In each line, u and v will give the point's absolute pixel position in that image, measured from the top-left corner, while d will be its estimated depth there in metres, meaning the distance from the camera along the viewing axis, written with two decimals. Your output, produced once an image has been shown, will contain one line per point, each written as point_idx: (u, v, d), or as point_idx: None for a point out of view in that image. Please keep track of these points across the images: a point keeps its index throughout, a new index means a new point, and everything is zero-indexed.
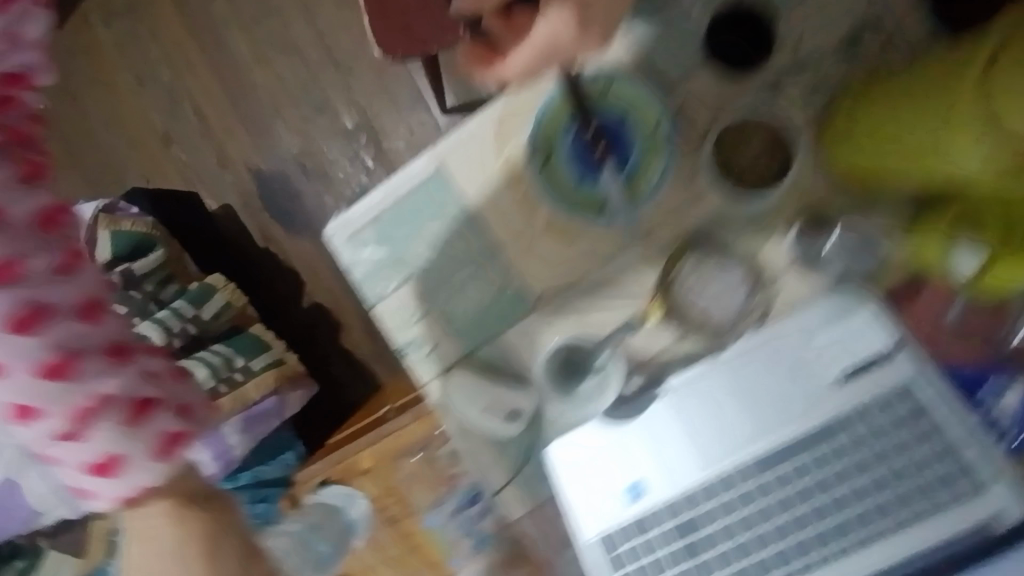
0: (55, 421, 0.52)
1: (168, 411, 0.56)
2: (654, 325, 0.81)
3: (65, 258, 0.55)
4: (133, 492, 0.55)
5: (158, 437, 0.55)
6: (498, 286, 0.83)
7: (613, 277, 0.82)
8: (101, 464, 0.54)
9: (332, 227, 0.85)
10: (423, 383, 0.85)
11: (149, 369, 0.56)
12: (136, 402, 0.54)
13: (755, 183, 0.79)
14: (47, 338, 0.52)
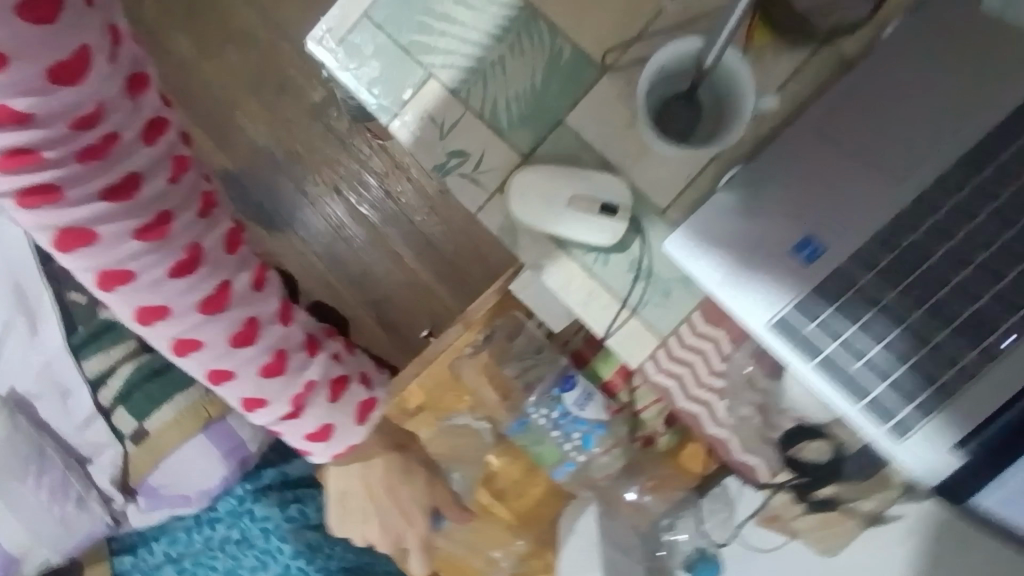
0: (274, 399, 0.72)
1: (364, 394, 0.85)
2: (762, 55, 0.62)
3: (282, 311, 0.70)
4: (336, 450, 0.86)
5: (362, 405, 0.84)
6: (549, 57, 0.64)
7: (692, 9, 0.62)
8: (294, 416, 0.76)
9: (316, 31, 0.64)
10: (479, 210, 0.65)
11: (331, 364, 0.79)
12: (317, 386, 0.76)
13: None
14: (292, 373, 0.72)
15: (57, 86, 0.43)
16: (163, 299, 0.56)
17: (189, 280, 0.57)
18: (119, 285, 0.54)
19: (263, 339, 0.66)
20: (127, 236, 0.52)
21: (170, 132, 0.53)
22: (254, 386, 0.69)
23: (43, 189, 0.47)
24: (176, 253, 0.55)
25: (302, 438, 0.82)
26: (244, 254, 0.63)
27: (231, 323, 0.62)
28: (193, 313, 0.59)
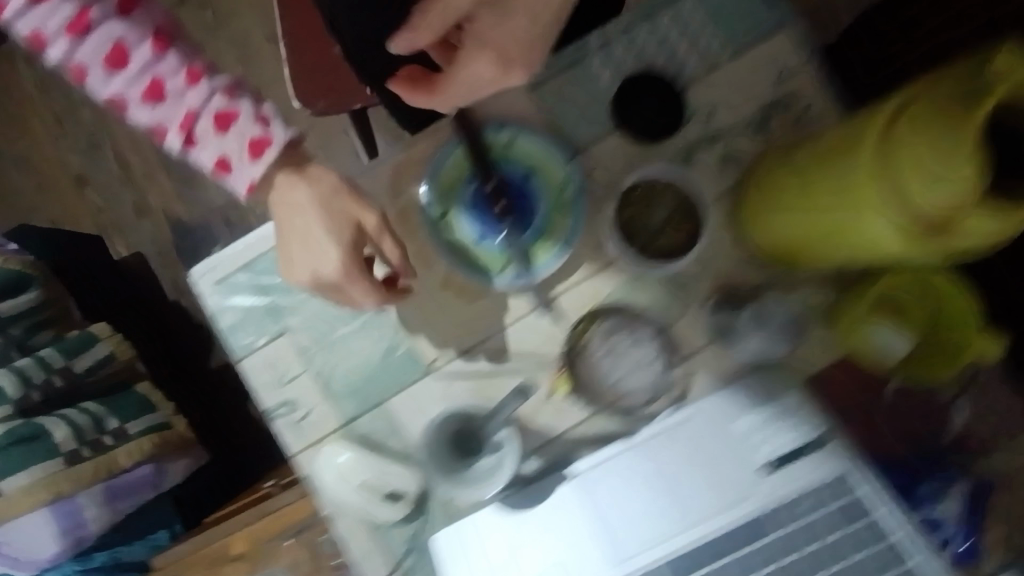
0: (170, 125, 0.63)
1: (279, 134, 0.64)
2: (558, 399, 0.72)
3: (155, 39, 0.62)
4: (257, 177, 0.65)
5: (256, 121, 0.64)
6: (387, 345, 0.73)
7: (514, 342, 0.72)
8: (214, 161, 0.64)
9: (202, 267, 0.75)
10: (293, 454, 0.73)
11: (221, 88, 0.64)
12: (229, 113, 0.63)
13: (660, 251, 0.71)
14: (172, 94, 0.63)
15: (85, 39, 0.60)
16: (163, 85, 0.62)
17: (140, 60, 0.62)
18: (156, 100, 0.63)
19: (138, 65, 0.62)
20: (125, 64, 0.61)
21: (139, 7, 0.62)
22: (156, 115, 0.63)
23: None
24: (131, 70, 0.61)
25: (240, 178, 0.65)
26: (241, 133, 0.64)
27: (107, 40, 0.60)
28: (107, 74, 0.61)
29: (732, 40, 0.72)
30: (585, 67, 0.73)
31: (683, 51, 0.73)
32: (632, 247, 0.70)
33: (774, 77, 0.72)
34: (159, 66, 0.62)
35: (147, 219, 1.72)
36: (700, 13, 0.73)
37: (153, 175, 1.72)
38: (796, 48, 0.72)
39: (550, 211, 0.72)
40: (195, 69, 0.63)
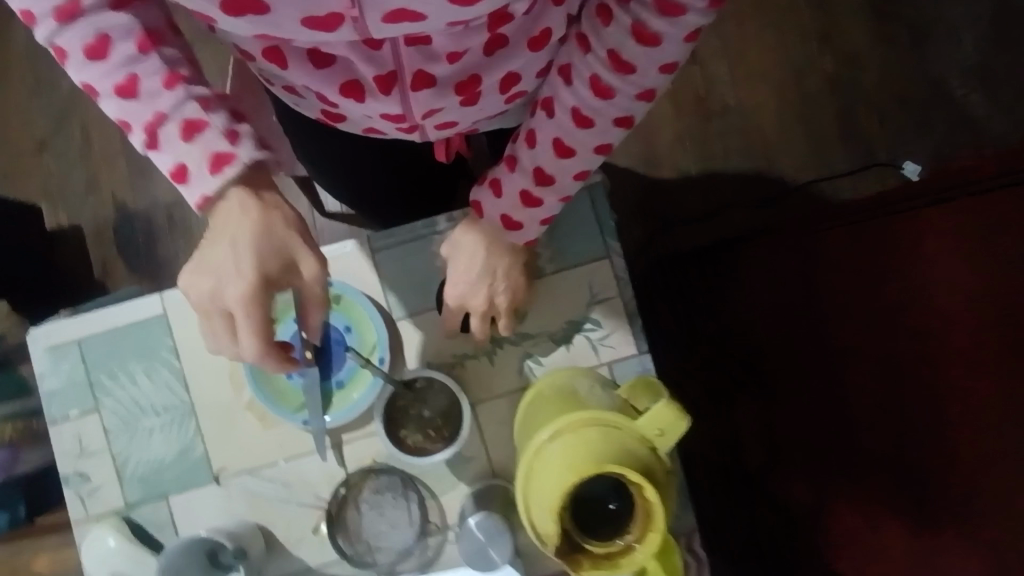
0: (151, 138, 0.55)
1: (245, 153, 0.54)
2: (321, 535, 0.78)
3: (138, 35, 0.53)
4: (211, 190, 0.55)
5: (225, 135, 0.54)
6: (184, 446, 0.80)
7: (296, 473, 0.79)
8: (172, 170, 0.55)
9: (41, 329, 0.81)
10: (74, 520, 0.80)
11: (197, 94, 0.55)
12: (193, 121, 0.54)
13: (418, 446, 0.75)
14: (127, 69, 0.53)
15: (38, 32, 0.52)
16: (105, 81, 0.53)
17: (119, 61, 0.53)
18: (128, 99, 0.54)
19: (115, 52, 0.53)
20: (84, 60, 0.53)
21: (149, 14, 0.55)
22: (120, 107, 0.54)
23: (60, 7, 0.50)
24: (108, 51, 0.52)
25: (195, 190, 0.56)
26: (221, 141, 0.54)
27: (84, 29, 0.52)
28: (84, 59, 0.52)
29: (559, 258, 0.80)
30: (425, 245, 0.81)
31: None
32: (393, 432, 0.76)
33: (587, 299, 0.79)
34: (141, 77, 0.53)
35: (95, 192, 1.59)
36: None
37: (112, 157, 1.59)
38: (613, 281, 0.79)
39: (356, 370, 0.79)
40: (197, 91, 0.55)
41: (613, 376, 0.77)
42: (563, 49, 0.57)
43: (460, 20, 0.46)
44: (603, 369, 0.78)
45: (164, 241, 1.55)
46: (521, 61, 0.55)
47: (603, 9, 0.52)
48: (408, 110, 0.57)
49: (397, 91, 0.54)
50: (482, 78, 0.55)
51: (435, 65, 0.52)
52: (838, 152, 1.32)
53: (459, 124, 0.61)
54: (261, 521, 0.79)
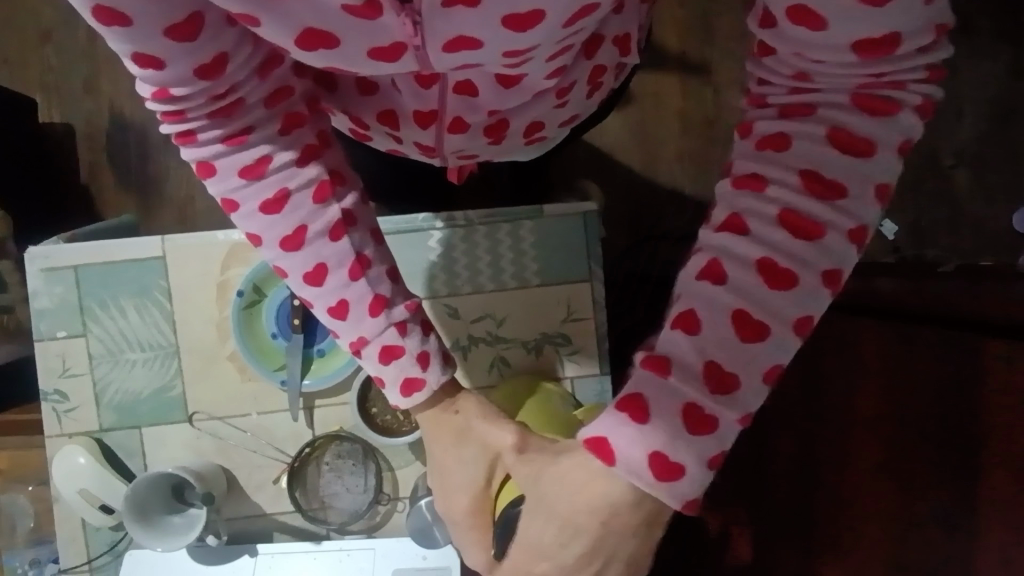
0: (292, 273, 0.53)
1: (394, 316, 0.54)
2: (281, 487, 0.84)
3: (318, 184, 0.52)
4: (385, 375, 0.55)
5: (418, 360, 0.54)
6: (163, 384, 0.84)
7: (266, 425, 0.84)
8: (332, 305, 0.53)
9: (39, 249, 0.83)
10: (48, 434, 0.84)
11: (361, 244, 0.53)
12: (381, 296, 0.53)
13: (386, 427, 0.82)
14: (313, 249, 0.52)
15: (155, 100, 0.47)
16: (258, 226, 0.51)
17: (269, 183, 0.51)
18: (275, 215, 0.51)
19: (294, 212, 0.51)
20: (234, 173, 0.50)
21: (293, 96, 0.52)
22: (301, 288, 0.53)
23: (148, 59, 0.44)
24: (269, 185, 0.51)
25: (351, 330, 0.54)
26: (375, 277, 0.53)
27: (249, 153, 0.50)
28: (255, 214, 0.51)
29: (546, 271, 0.85)
30: (423, 237, 0.85)
31: (506, 264, 0.85)
32: (364, 409, 0.82)
33: (564, 315, 0.85)
34: (296, 212, 0.51)
35: (91, 95, 1.47)
36: (531, 239, 0.85)
37: (113, 56, 1.46)
38: (590, 303, 0.84)
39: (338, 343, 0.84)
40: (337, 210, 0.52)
41: (573, 391, 0.84)
42: (587, 101, 0.64)
43: (516, 52, 0.48)
44: (565, 381, 0.84)
45: (156, 156, 1.46)
46: (545, 108, 0.60)
47: (601, 68, 0.59)
48: (439, 145, 0.63)
49: (434, 128, 0.60)
50: (510, 122, 0.61)
51: (473, 115, 0.58)
52: None
53: (480, 156, 0.67)
54: (225, 463, 0.84)
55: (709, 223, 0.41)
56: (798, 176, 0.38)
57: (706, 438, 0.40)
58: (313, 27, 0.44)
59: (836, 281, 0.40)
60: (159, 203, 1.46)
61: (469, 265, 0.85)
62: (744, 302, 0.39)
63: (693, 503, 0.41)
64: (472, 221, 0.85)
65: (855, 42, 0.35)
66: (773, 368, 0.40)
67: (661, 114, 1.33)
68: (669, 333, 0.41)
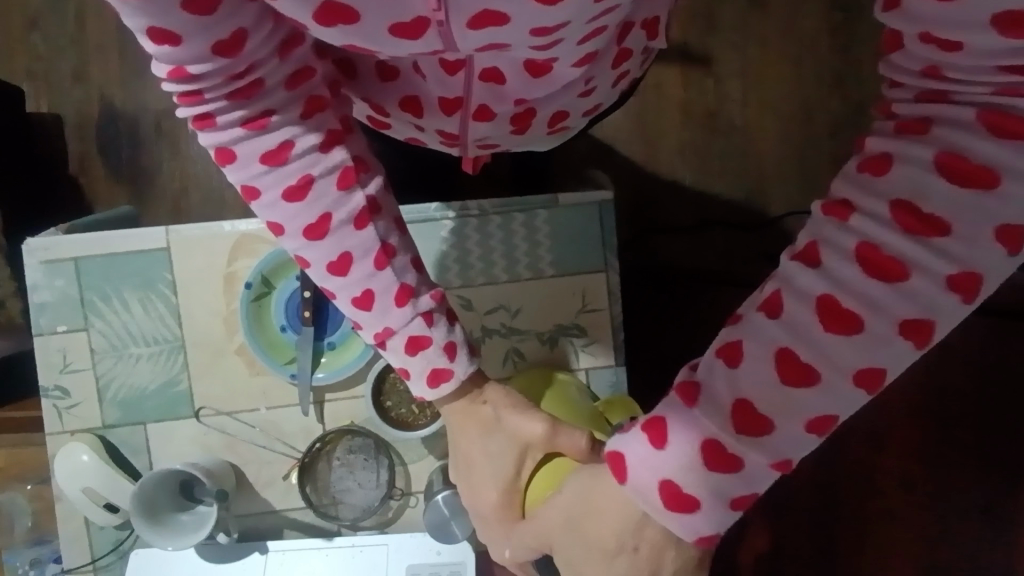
0: (315, 263, 0.51)
1: (421, 305, 0.52)
2: (290, 483, 0.82)
3: (342, 171, 0.50)
4: (409, 368, 0.54)
5: (445, 351, 0.53)
6: (168, 379, 0.82)
7: (276, 420, 0.82)
8: (357, 296, 0.52)
9: (38, 240, 0.81)
10: (48, 431, 0.82)
11: (385, 233, 0.51)
12: (407, 286, 0.52)
13: (401, 422, 0.81)
14: (337, 238, 0.50)
15: (172, 79, 0.44)
16: (280, 216, 0.50)
17: (291, 171, 0.48)
18: (299, 204, 0.49)
19: (318, 201, 0.49)
20: (255, 159, 0.48)
21: (314, 78, 0.49)
22: (325, 279, 0.52)
23: (163, 34, 0.41)
24: (290, 173, 0.48)
25: (376, 320, 0.52)
26: (399, 266, 0.52)
27: (273, 138, 0.47)
28: (278, 203, 0.49)
29: (559, 263, 0.83)
30: (434, 227, 0.83)
31: (519, 253, 0.83)
32: (378, 404, 0.81)
33: (578, 307, 0.83)
34: (320, 201, 0.49)
35: (81, 84, 1.42)
36: (546, 229, 0.83)
37: (102, 45, 1.42)
38: (604, 294, 0.83)
39: (348, 336, 0.82)
40: (362, 199, 0.50)
41: (587, 382, 0.83)
42: (613, 89, 0.63)
43: (545, 30, 0.44)
44: (580, 374, 0.83)
45: (149, 147, 1.42)
46: (569, 97, 0.59)
47: (628, 50, 0.57)
48: (465, 133, 0.62)
49: (459, 116, 0.59)
50: (537, 113, 0.60)
51: (500, 104, 0.57)
52: (824, 191, 1.30)
53: (501, 145, 0.67)
54: (231, 458, 0.82)
55: (790, 248, 0.38)
56: (890, 206, 0.34)
57: (723, 477, 0.38)
58: (332, 1, 0.42)
59: (925, 335, 0.35)
60: (153, 194, 1.43)
61: (483, 255, 0.83)
62: (795, 342, 0.36)
63: (705, 539, 0.41)
64: (485, 210, 0.83)
65: (997, 18, 0.30)
66: (820, 419, 0.37)
67: (664, 103, 1.32)
68: (711, 360, 0.39)
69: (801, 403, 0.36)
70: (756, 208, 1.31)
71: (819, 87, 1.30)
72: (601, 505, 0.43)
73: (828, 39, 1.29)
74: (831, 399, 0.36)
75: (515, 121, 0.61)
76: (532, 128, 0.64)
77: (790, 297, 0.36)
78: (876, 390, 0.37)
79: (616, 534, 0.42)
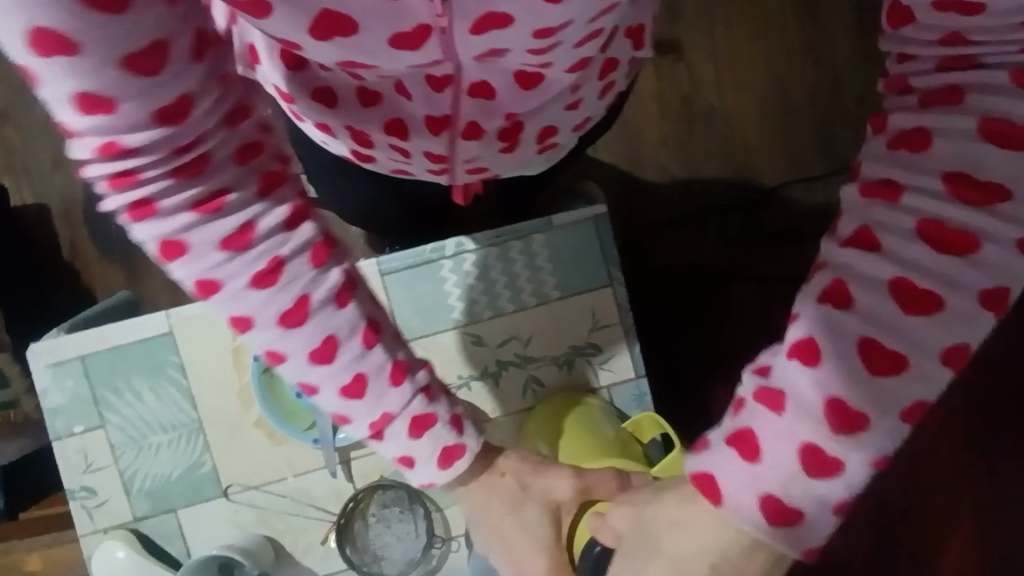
0: (296, 354, 0.49)
1: (413, 385, 0.52)
2: (330, 546, 0.81)
3: (313, 248, 0.48)
4: (408, 452, 0.54)
5: (451, 426, 0.54)
6: (191, 462, 0.81)
7: (305, 487, 0.82)
8: (346, 383, 0.50)
9: (42, 344, 0.80)
10: (81, 533, 0.81)
11: (367, 310, 0.50)
12: (398, 363, 0.51)
13: None
14: (319, 319, 0.48)
15: (100, 155, 0.40)
16: (250, 307, 0.47)
17: (257, 255, 0.46)
18: (270, 288, 0.47)
19: (290, 282, 0.47)
20: (213, 247, 0.44)
21: (267, 149, 0.45)
22: (306, 368, 0.50)
23: (92, 101, 0.36)
24: (256, 259, 0.46)
25: (369, 404, 0.52)
26: (384, 339, 0.51)
27: (233, 222, 0.44)
28: (246, 291, 0.46)
29: (565, 284, 0.82)
30: (434, 269, 0.82)
31: (522, 280, 0.82)
32: None
33: (590, 326, 0.82)
34: (293, 282, 0.47)
35: (62, 171, 1.42)
36: (545, 253, 0.82)
37: None
38: (614, 308, 0.82)
39: None
40: (339, 274, 0.49)
41: (612, 400, 0.82)
42: (599, 101, 0.63)
43: (547, 32, 0.43)
44: (602, 392, 0.82)
45: None
46: (556, 111, 0.59)
47: (614, 61, 0.57)
48: (452, 152, 0.61)
49: (446, 134, 0.58)
50: (524, 127, 0.60)
51: (490, 119, 0.56)
52: (814, 161, 1.29)
53: (488, 166, 0.66)
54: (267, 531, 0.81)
55: (835, 235, 0.38)
56: (941, 179, 0.35)
57: (826, 482, 0.38)
58: (329, 10, 0.39)
59: (1002, 302, 0.35)
60: (149, 268, 1.42)
61: (486, 288, 0.82)
62: (877, 331, 0.36)
63: (812, 551, 0.40)
64: (481, 244, 0.82)
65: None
66: (915, 405, 0.36)
67: (642, 98, 1.30)
68: (783, 362, 0.38)
69: (893, 393, 0.36)
70: (753, 183, 1.29)
71: (793, 60, 1.29)
72: (698, 544, 0.42)
73: (794, 12, 1.29)
74: (923, 382, 0.36)
75: (502, 135, 0.60)
76: (520, 145, 0.63)
77: (855, 288, 0.36)
78: (962, 366, 0.36)
79: (707, 563, 0.42)
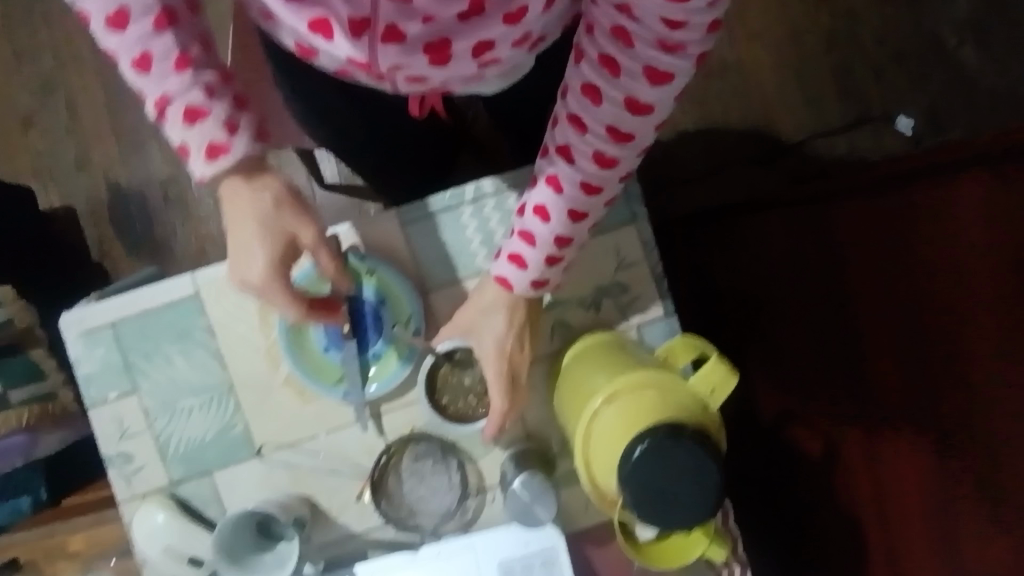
0: (185, 114, 0.53)
1: (236, 123, 0.54)
2: (365, 502, 0.81)
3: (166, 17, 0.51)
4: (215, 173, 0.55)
5: (224, 127, 0.53)
6: (223, 424, 0.81)
7: (339, 444, 0.81)
8: (210, 145, 0.54)
9: (72, 313, 0.81)
10: (120, 499, 0.82)
11: (213, 85, 0.53)
12: (217, 132, 0.53)
13: (463, 417, 0.79)
14: (190, 73, 0.52)
15: None
16: (162, 68, 0.52)
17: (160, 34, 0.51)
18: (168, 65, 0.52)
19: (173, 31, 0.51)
20: (150, 31, 0.51)
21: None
22: (184, 133, 0.54)
23: None
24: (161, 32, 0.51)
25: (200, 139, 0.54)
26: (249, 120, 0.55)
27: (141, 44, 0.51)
28: (170, 73, 0.52)
29: None
30: (455, 216, 0.81)
31: None
32: (434, 402, 0.79)
33: (615, 265, 0.80)
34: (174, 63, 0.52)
35: (86, 172, 1.45)
36: None
37: (99, 128, 1.44)
38: (639, 246, 0.80)
39: (391, 342, 0.80)
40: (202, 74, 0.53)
41: (641, 339, 0.80)
42: (542, 19, 0.60)
43: None
44: (631, 332, 0.80)
45: (161, 217, 1.44)
46: (489, 22, 0.57)
47: None
48: (374, 60, 0.59)
49: (368, 40, 0.57)
50: (453, 40, 0.58)
51: (409, 22, 0.56)
52: (834, 109, 1.34)
53: (429, 83, 0.64)
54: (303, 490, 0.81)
55: None
56: None
57: None
58: None
59: None
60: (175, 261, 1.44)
61: (506, 231, 0.81)
62: None
63: None
64: (499, 188, 0.81)
65: None
66: None
67: None
68: None
69: None
70: (772, 138, 1.32)
71: None
72: None
73: None
74: None
75: (427, 45, 0.58)
76: (454, 64, 0.61)
77: None
78: None
79: None
